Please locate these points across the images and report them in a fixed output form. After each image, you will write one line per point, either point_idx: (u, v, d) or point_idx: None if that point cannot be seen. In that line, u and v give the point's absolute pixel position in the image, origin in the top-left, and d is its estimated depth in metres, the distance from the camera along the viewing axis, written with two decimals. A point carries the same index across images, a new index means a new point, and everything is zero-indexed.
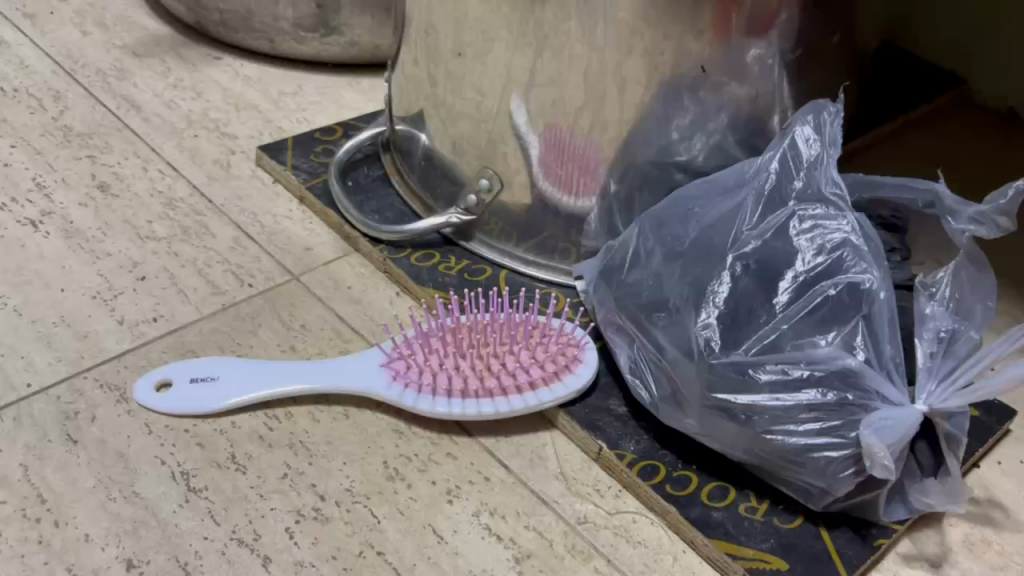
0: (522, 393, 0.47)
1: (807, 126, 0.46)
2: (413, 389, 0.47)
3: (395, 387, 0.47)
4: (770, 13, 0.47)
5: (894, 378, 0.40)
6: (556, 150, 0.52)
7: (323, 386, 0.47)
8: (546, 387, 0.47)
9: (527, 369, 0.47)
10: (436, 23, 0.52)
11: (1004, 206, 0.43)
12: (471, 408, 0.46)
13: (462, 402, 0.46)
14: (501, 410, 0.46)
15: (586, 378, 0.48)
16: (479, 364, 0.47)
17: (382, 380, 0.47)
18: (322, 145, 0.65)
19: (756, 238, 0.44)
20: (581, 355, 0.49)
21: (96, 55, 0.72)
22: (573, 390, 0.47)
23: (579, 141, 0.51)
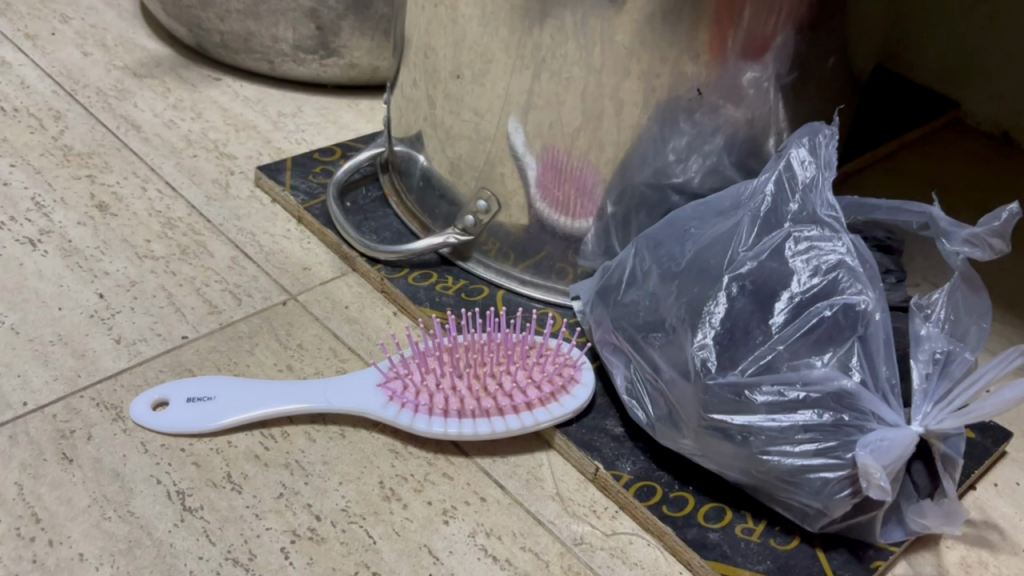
0: (519, 413, 0.47)
1: (803, 148, 0.46)
2: (410, 409, 0.46)
3: (391, 406, 0.47)
4: (765, 38, 0.47)
5: (890, 400, 0.41)
6: (553, 171, 0.52)
7: (318, 407, 0.47)
8: (544, 408, 0.47)
9: (524, 389, 0.47)
10: (435, 45, 0.52)
11: (997, 228, 0.44)
12: (468, 428, 0.46)
13: (459, 422, 0.46)
14: (497, 431, 0.46)
15: (584, 399, 0.48)
16: (476, 383, 0.47)
17: (379, 400, 0.47)
18: (321, 165, 0.65)
19: (752, 259, 0.44)
20: (578, 376, 0.49)
21: (97, 76, 0.73)
22: (570, 411, 0.47)
23: (576, 163, 0.51)
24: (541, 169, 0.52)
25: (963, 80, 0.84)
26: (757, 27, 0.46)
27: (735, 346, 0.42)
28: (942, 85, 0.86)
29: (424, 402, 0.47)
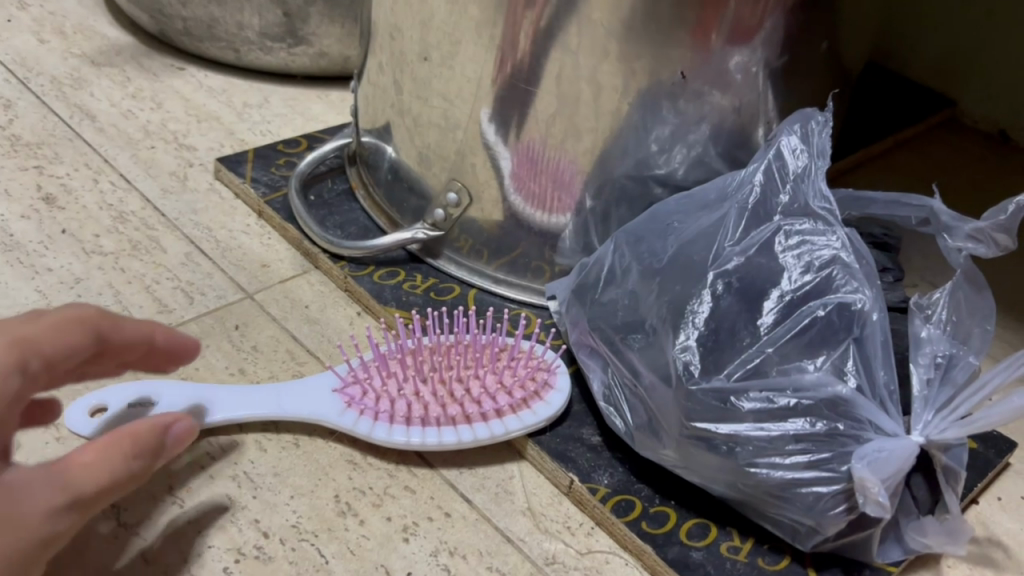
0: (488, 421, 0.43)
1: (794, 135, 0.42)
2: (369, 416, 0.43)
3: (348, 413, 0.43)
4: (754, 19, 0.44)
5: (889, 408, 0.37)
6: (527, 161, 0.49)
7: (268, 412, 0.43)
8: (515, 415, 0.44)
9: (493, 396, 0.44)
10: (402, 27, 0.49)
11: (1004, 223, 0.41)
12: (432, 437, 0.42)
13: (422, 430, 0.42)
14: (464, 440, 0.42)
15: (557, 407, 0.45)
16: (441, 389, 0.44)
17: (336, 406, 0.43)
18: (285, 157, 0.61)
19: (739, 255, 0.41)
20: (551, 380, 0.46)
21: (52, 64, 0.69)
22: (543, 419, 0.44)
23: (554, 153, 0.48)
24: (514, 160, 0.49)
25: (960, 76, 0.81)
26: (745, 8, 0.43)
27: (720, 349, 0.39)
28: (938, 82, 0.83)
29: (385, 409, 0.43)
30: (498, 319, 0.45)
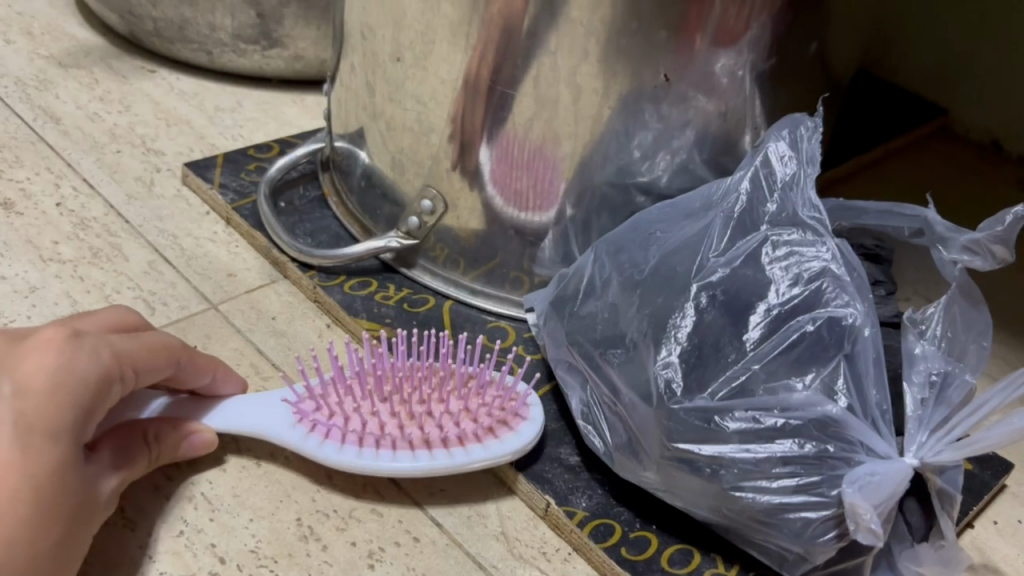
0: (449, 447, 0.40)
1: (782, 142, 0.40)
2: (322, 435, 0.40)
3: (299, 433, 0.40)
4: (740, 20, 0.42)
5: (881, 428, 0.35)
6: (504, 158, 0.46)
7: (219, 426, 0.40)
8: (480, 445, 0.40)
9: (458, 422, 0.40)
10: (374, 26, 0.47)
11: (1000, 234, 0.39)
12: (385, 460, 0.39)
13: (375, 452, 0.39)
14: (419, 465, 0.39)
15: (528, 439, 0.41)
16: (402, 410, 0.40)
17: (289, 424, 0.40)
18: (255, 163, 0.59)
19: (724, 266, 0.39)
20: (525, 410, 0.43)
21: (17, 65, 0.67)
22: (509, 448, 0.40)
23: (534, 149, 0.46)
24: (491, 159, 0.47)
25: (952, 85, 0.80)
26: (731, 10, 0.41)
27: (703, 366, 0.37)
28: (929, 91, 0.81)
29: (339, 429, 0.40)
30: (469, 339, 0.42)
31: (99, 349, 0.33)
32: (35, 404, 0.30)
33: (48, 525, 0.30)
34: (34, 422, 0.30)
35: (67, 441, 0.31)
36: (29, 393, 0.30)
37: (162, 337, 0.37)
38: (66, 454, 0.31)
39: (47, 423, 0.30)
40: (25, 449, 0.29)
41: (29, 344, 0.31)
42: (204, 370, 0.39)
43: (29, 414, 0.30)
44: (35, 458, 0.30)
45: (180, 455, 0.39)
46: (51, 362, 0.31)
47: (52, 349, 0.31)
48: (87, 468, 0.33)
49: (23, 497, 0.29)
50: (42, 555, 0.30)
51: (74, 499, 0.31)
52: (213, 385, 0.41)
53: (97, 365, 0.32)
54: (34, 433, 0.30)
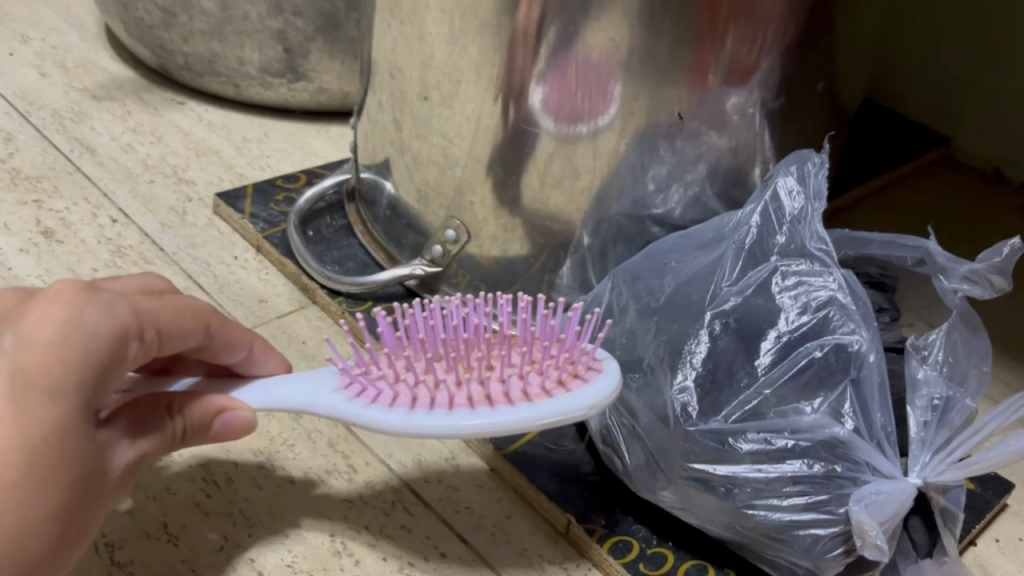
0: (513, 403, 0.34)
1: (790, 177, 0.42)
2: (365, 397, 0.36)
3: (342, 397, 0.36)
4: (748, 63, 0.45)
5: (886, 449, 0.37)
6: (558, 80, 0.44)
7: (259, 405, 0.37)
8: (546, 399, 0.35)
9: (519, 376, 0.36)
10: (401, 66, 0.50)
11: (998, 264, 0.41)
12: (441, 419, 0.34)
13: (430, 411, 0.34)
14: (479, 421, 0.33)
15: (605, 393, 0.35)
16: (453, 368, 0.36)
17: (338, 394, 0.36)
18: (283, 193, 0.62)
19: (737, 295, 0.41)
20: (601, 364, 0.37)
21: (53, 97, 0.69)
22: (584, 400, 0.34)
23: (582, 55, 0.43)
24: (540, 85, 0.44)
25: (954, 114, 0.82)
26: (740, 52, 0.44)
27: (717, 390, 0.39)
28: (932, 119, 0.84)
29: (386, 390, 0.36)
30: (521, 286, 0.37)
31: (114, 303, 0.29)
32: (36, 357, 0.26)
33: (44, 496, 0.27)
34: (32, 377, 0.26)
35: (72, 401, 0.27)
36: (32, 346, 0.27)
37: (190, 301, 0.34)
38: (70, 416, 0.27)
39: (49, 378, 0.26)
40: (21, 406, 0.26)
41: (44, 295, 0.28)
42: (241, 344, 0.37)
43: (27, 368, 0.26)
44: (31, 417, 0.26)
45: (212, 430, 0.35)
46: (60, 313, 0.27)
47: (65, 299, 0.28)
48: (97, 436, 0.29)
49: (16, 459, 0.26)
50: (36, 527, 0.27)
51: (78, 468, 0.28)
52: (250, 361, 0.38)
53: (116, 319, 0.28)
54: (31, 390, 0.26)
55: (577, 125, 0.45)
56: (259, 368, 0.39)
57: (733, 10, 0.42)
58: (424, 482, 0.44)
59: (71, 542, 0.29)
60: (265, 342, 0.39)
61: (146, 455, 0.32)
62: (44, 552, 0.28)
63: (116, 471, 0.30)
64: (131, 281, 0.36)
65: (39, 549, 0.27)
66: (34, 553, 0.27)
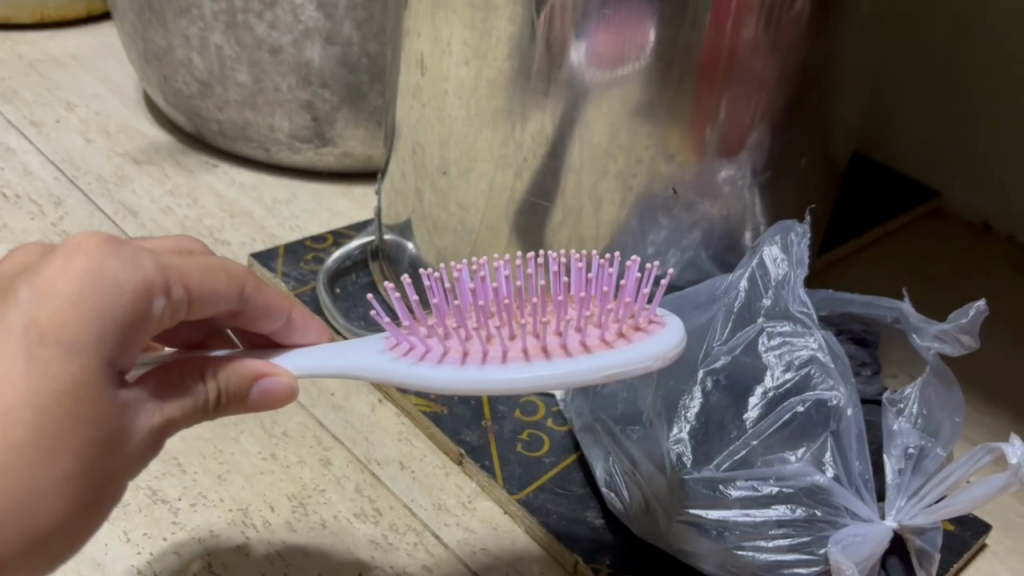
0: (572, 354, 0.35)
1: (775, 246, 0.47)
2: (420, 357, 0.36)
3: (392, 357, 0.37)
4: (740, 133, 0.49)
5: (864, 494, 0.41)
6: (593, 36, 0.45)
7: (301, 371, 0.38)
8: (608, 350, 0.35)
9: (577, 329, 0.36)
10: (424, 142, 0.55)
11: (965, 325, 0.45)
12: (499, 370, 0.34)
13: (488, 365, 0.35)
14: (538, 370, 0.34)
15: (669, 344, 0.35)
16: (509, 327, 0.37)
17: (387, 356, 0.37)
18: (312, 253, 0.66)
19: (726, 353, 0.45)
20: (662, 319, 0.37)
21: (98, 162, 0.75)
22: (644, 352, 0.35)
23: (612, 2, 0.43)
24: (584, 51, 0.46)
25: (943, 169, 0.86)
26: (735, 119, 0.48)
27: (710, 441, 0.43)
28: (922, 173, 0.87)
29: (437, 349, 0.36)
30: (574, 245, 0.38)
31: (139, 257, 0.29)
32: (52, 312, 0.27)
33: (59, 457, 0.27)
34: (48, 332, 0.27)
35: (87, 355, 0.28)
36: (50, 300, 0.27)
37: (227, 263, 0.35)
38: (85, 371, 0.28)
39: (63, 332, 0.27)
40: (34, 360, 0.27)
41: (64, 249, 0.29)
42: (279, 311, 0.39)
43: (44, 322, 0.27)
44: (45, 371, 0.27)
45: (250, 397, 0.35)
46: (79, 265, 0.28)
47: (85, 250, 0.28)
48: (121, 395, 0.29)
49: (26, 415, 0.26)
50: (51, 488, 0.27)
51: (96, 429, 0.28)
52: (289, 327, 0.40)
53: (135, 272, 0.29)
54: (45, 344, 0.27)
55: (637, 61, 0.45)
56: (297, 336, 0.41)
57: (724, 85, 0.47)
58: (445, 523, 0.47)
59: (91, 506, 0.29)
60: (304, 311, 0.41)
61: (176, 419, 0.32)
62: (65, 515, 0.28)
63: (143, 433, 0.30)
64: (167, 242, 0.38)
65: (56, 512, 0.28)
66: (48, 518, 0.27)
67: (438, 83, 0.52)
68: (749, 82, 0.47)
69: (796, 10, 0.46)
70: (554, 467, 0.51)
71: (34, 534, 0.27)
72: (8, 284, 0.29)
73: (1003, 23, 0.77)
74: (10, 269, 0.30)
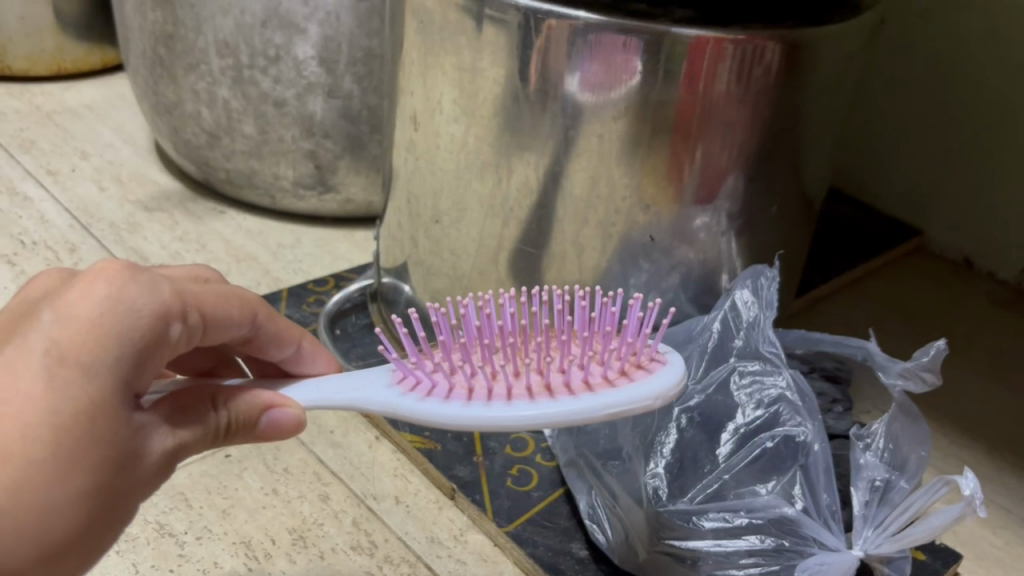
0: (575, 393, 0.36)
1: (747, 289, 0.51)
2: (427, 392, 0.37)
3: (399, 395, 0.37)
4: (716, 180, 0.52)
5: (832, 525, 0.43)
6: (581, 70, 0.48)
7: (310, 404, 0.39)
8: (611, 389, 0.36)
9: (581, 367, 0.37)
10: (418, 193, 0.58)
11: (927, 363, 0.47)
12: (504, 409, 0.35)
13: (494, 404, 0.35)
14: (542, 410, 0.35)
15: (670, 383, 0.36)
16: (513, 363, 0.38)
17: (395, 393, 0.38)
18: (314, 295, 0.70)
19: (700, 392, 0.49)
20: (663, 358, 0.38)
21: (111, 210, 0.78)
22: (647, 392, 0.36)
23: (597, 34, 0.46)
24: (584, 79, 0.48)
25: (925, 209, 0.88)
26: (710, 163, 0.51)
27: (684, 475, 0.46)
28: (907, 215, 0.90)
29: (443, 387, 0.37)
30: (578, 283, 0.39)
31: (157, 283, 0.30)
32: (72, 333, 0.27)
33: (75, 476, 0.27)
34: (67, 352, 0.27)
35: (104, 377, 0.28)
36: (69, 321, 0.27)
37: (239, 290, 0.36)
38: (101, 392, 0.28)
39: (82, 353, 0.27)
40: (52, 380, 0.27)
41: (85, 274, 0.29)
42: (288, 339, 0.39)
43: (63, 343, 0.27)
44: (63, 389, 0.27)
45: (258, 426, 0.35)
46: (100, 290, 0.28)
47: (104, 275, 0.28)
48: (137, 418, 0.29)
49: (42, 436, 0.26)
50: (66, 506, 0.27)
51: (111, 449, 0.28)
52: (298, 358, 0.41)
53: (153, 297, 0.29)
54: (64, 364, 0.27)
55: (635, 62, 0.47)
56: (307, 366, 0.41)
57: (700, 131, 0.49)
58: (437, 555, 0.49)
59: (102, 526, 0.28)
60: (313, 341, 0.42)
61: (187, 444, 0.31)
62: (78, 535, 0.28)
63: (156, 456, 0.30)
64: (184, 270, 0.39)
65: (69, 531, 0.28)
66: (61, 536, 0.27)
67: (430, 138, 0.55)
68: (723, 129, 0.50)
69: (767, 64, 0.48)
70: (542, 501, 0.53)
71: (46, 552, 0.27)
72: (30, 308, 0.29)
73: (981, 70, 0.80)
74: (32, 293, 0.31)
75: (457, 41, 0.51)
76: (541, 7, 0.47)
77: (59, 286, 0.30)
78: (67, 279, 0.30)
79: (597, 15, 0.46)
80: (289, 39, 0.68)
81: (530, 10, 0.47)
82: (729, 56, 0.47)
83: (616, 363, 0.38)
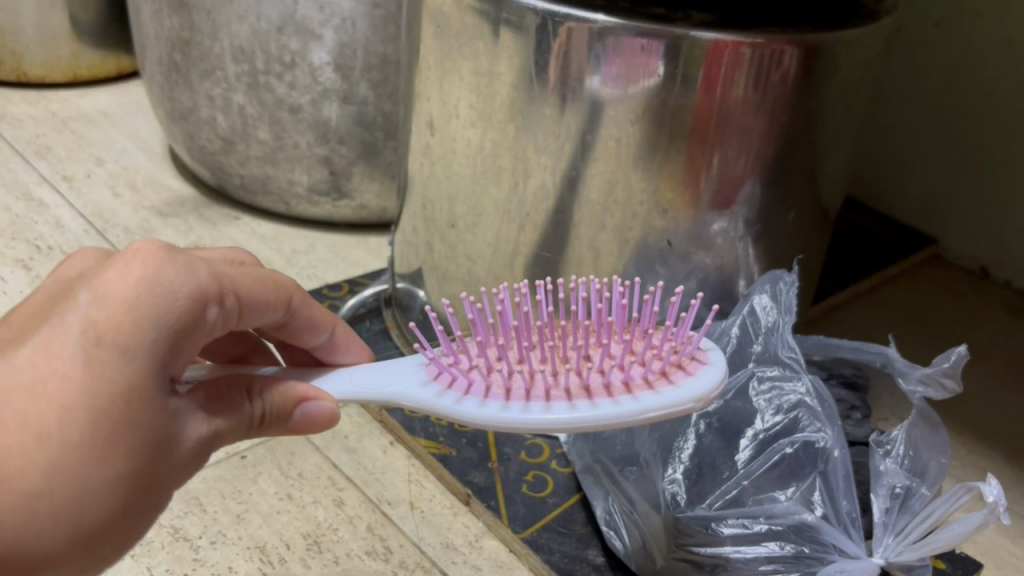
0: (614, 396, 0.35)
1: (765, 295, 0.51)
2: (464, 392, 0.37)
3: (436, 393, 0.37)
4: (734, 186, 0.52)
5: (852, 532, 0.43)
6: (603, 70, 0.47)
7: (343, 396, 0.39)
8: (651, 392, 0.35)
9: (621, 368, 0.37)
10: (433, 198, 0.58)
11: (948, 369, 0.47)
12: (544, 413, 0.35)
13: (534, 407, 0.35)
14: (582, 415, 0.34)
15: (712, 386, 0.36)
16: (551, 363, 0.38)
17: (430, 390, 0.37)
18: (328, 300, 0.69)
19: (718, 397, 0.48)
20: (704, 356, 0.38)
21: (126, 216, 0.79)
22: (691, 397, 0.35)
23: (615, 35, 0.46)
24: (606, 82, 0.48)
25: (939, 217, 0.88)
26: (727, 170, 0.51)
27: (702, 480, 0.46)
28: (922, 224, 0.90)
29: (479, 385, 0.37)
30: (617, 277, 0.39)
31: (194, 264, 0.29)
32: (109, 314, 0.27)
33: (112, 459, 0.27)
34: (105, 334, 0.27)
35: (141, 359, 0.27)
36: (106, 302, 0.27)
37: (275, 274, 0.35)
38: (139, 374, 0.27)
39: (118, 334, 0.27)
40: (89, 361, 0.26)
41: (120, 255, 0.29)
42: (323, 326, 0.39)
43: (100, 324, 0.27)
44: (101, 371, 0.26)
45: (292, 419, 0.35)
46: (137, 270, 0.28)
47: (141, 256, 0.28)
48: (171, 405, 0.29)
49: (80, 417, 0.26)
50: (101, 489, 0.27)
51: (147, 434, 0.28)
52: (332, 346, 0.40)
53: (190, 279, 0.29)
54: (101, 345, 0.26)
55: (657, 64, 0.46)
56: (340, 355, 0.41)
57: (719, 134, 0.49)
58: (453, 562, 0.49)
59: (134, 511, 0.28)
60: (347, 328, 0.41)
61: (221, 433, 0.31)
62: (111, 518, 0.27)
63: (191, 443, 0.30)
64: (219, 252, 0.39)
65: (104, 512, 0.27)
66: (97, 517, 0.27)
67: (446, 143, 0.55)
68: (740, 135, 0.50)
69: (785, 70, 0.48)
70: (557, 507, 0.53)
71: (81, 536, 0.27)
72: (63, 289, 0.29)
73: (996, 79, 0.80)
74: (67, 273, 0.30)
75: (474, 46, 0.51)
76: (559, 11, 0.46)
77: (94, 266, 0.30)
78: (102, 260, 0.30)
79: (615, 18, 0.46)
80: (305, 45, 0.69)
81: (548, 13, 0.47)
82: (746, 61, 0.47)
83: (656, 362, 0.37)
